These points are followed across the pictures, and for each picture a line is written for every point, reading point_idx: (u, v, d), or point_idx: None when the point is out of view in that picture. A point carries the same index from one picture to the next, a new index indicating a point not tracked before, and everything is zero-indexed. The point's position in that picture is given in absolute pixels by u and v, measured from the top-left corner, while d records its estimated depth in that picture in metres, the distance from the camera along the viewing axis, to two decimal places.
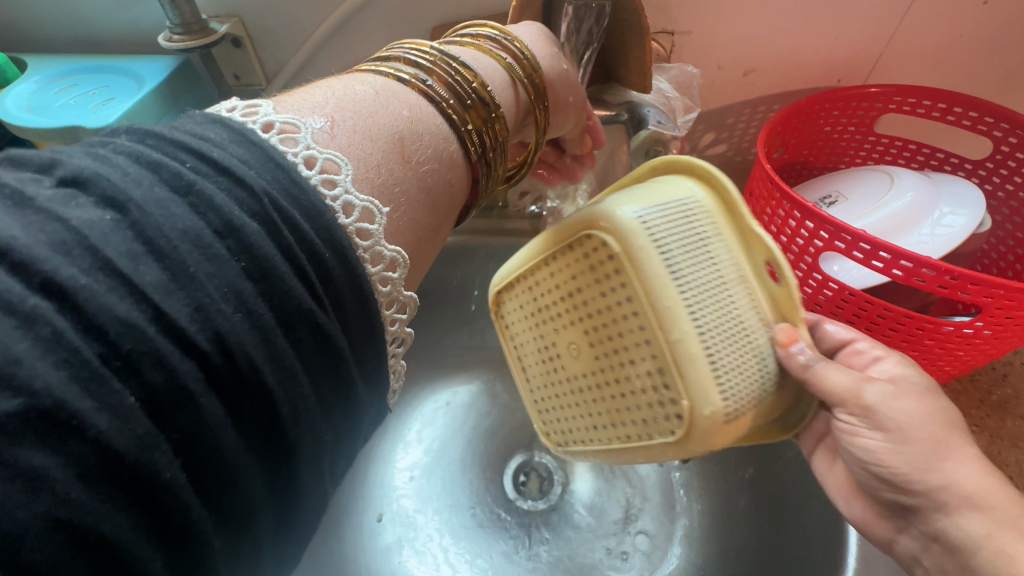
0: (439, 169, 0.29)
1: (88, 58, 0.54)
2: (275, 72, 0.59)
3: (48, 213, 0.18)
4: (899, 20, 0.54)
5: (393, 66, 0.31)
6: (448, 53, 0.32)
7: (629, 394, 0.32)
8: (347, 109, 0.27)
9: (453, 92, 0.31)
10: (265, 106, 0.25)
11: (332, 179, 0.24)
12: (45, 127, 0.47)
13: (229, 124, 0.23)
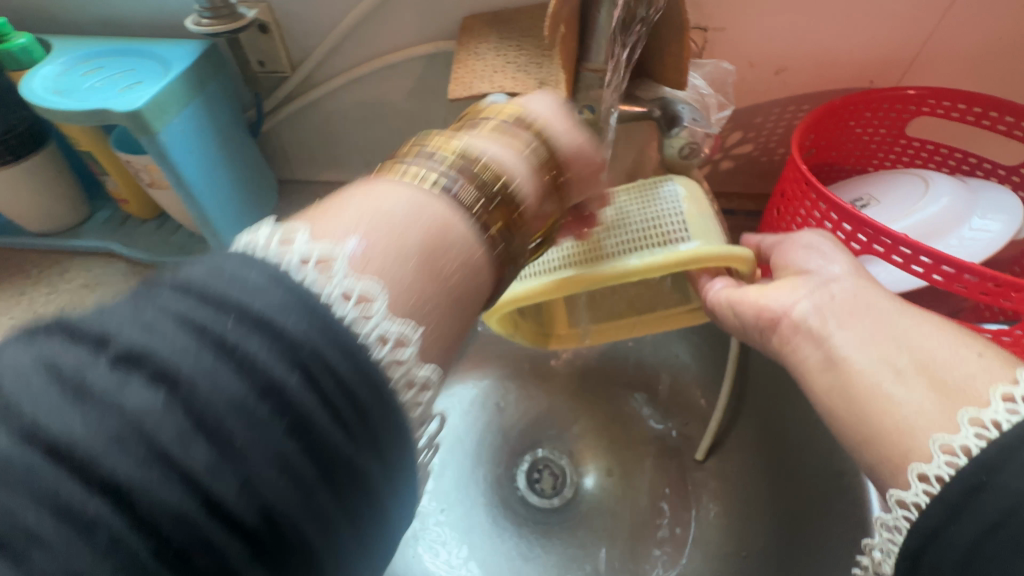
0: (469, 272, 0.27)
1: (114, 42, 0.53)
2: (301, 60, 0.59)
3: (106, 403, 0.17)
4: (937, 21, 0.53)
5: (405, 170, 0.28)
6: (464, 153, 0.29)
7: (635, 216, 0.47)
8: (374, 221, 0.24)
9: (474, 200, 0.28)
10: (303, 236, 0.23)
11: (370, 308, 0.22)
12: (70, 109, 0.46)
13: (269, 266, 0.21)
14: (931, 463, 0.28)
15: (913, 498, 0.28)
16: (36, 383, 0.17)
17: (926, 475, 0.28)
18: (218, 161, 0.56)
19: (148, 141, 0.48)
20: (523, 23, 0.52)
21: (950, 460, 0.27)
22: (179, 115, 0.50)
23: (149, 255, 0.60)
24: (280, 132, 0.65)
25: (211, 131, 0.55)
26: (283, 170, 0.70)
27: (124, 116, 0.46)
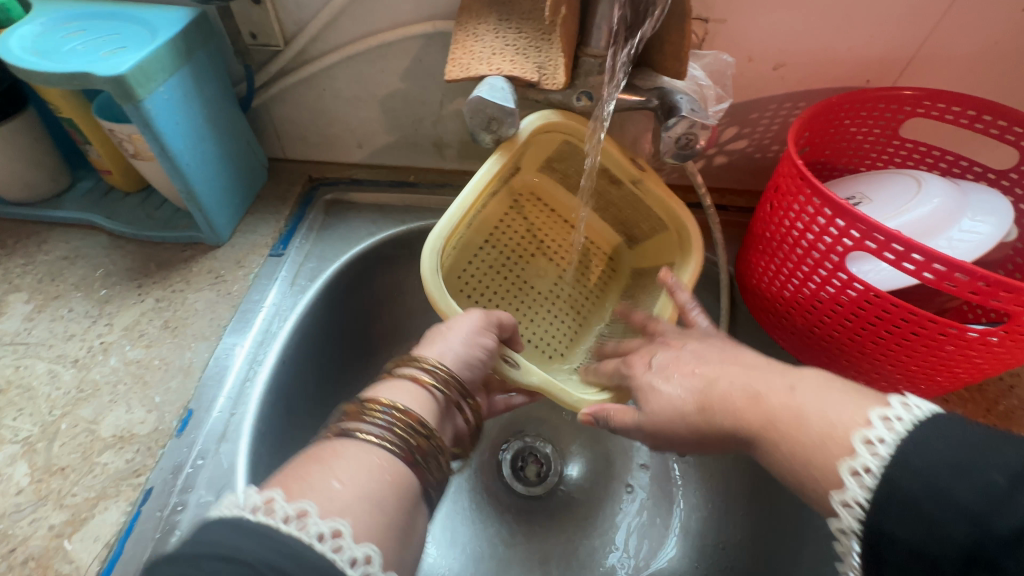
0: (406, 525, 0.31)
1: (99, 5, 0.51)
2: (294, 34, 0.57)
3: None
4: (935, 23, 0.53)
5: (355, 425, 0.34)
6: (397, 407, 0.36)
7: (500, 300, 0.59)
8: (366, 505, 0.29)
9: (405, 444, 0.34)
10: (312, 510, 0.27)
11: (352, 556, 0.26)
12: (50, 71, 0.44)
13: (267, 539, 0.25)
14: (857, 458, 0.27)
15: (854, 496, 0.27)
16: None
17: (854, 468, 0.27)
18: (205, 134, 0.55)
19: (133, 109, 0.46)
20: (522, 5, 0.51)
21: (878, 438, 0.27)
22: (165, 83, 0.48)
23: (131, 228, 0.59)
24: (271, 108, 0.64)
25: (198, 102, 0.53)
26: (273, 148, 0.68)
27: (107, 81, 0.44)
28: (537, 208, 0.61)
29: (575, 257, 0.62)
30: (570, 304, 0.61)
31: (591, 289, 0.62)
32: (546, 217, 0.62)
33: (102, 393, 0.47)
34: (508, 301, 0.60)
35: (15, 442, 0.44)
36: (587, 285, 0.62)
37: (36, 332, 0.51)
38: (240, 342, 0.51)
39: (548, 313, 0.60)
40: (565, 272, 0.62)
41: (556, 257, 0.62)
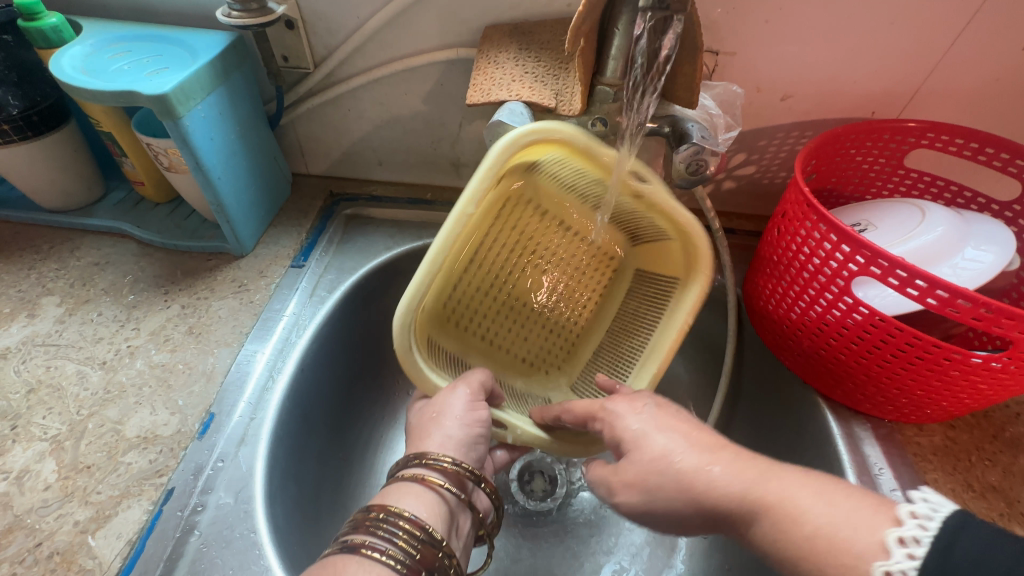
0: None
1: (143, 28, 0.54)
2: (323, 57, 0.60)
3: None
4: (937, 60, 0.55)
5: (361, 537, 0.36)
6: (402, 517, 0.37)
7: (487, 325, 0.57)
8: None
9: (412, 561, 0.35)
10: None
11: None
12: (98, 89, 0.47)
13: None
14: (891, 559, 0.25)
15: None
16: None
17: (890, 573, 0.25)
18: (236, 150, 0.57)
19: (172, 126, 0.49)
20: (542, 35, 0.54)
21: (918, 523, 0.26)
22: (202, 102, 0.51)
23: (160, 237, 0.61)
24: (297, 126, 0.67)
25: (231, 119, 0.56)
26: (297, 163, 0.71)
27: (151, 100, 0.47)
28: (525, 212, 0.53)
29: (570, 261, 0.58)
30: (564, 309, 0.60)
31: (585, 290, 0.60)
32: (536, 219, 0.54)
33: (127, 394, 0.49)
34: (499, 322, 0.57)
35: (44, 440, 0.45)
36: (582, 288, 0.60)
37: (66, 334, 0.53)
38: (261, 349, 0.53)
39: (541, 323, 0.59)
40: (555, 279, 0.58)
41: (547, 262, 0.57)
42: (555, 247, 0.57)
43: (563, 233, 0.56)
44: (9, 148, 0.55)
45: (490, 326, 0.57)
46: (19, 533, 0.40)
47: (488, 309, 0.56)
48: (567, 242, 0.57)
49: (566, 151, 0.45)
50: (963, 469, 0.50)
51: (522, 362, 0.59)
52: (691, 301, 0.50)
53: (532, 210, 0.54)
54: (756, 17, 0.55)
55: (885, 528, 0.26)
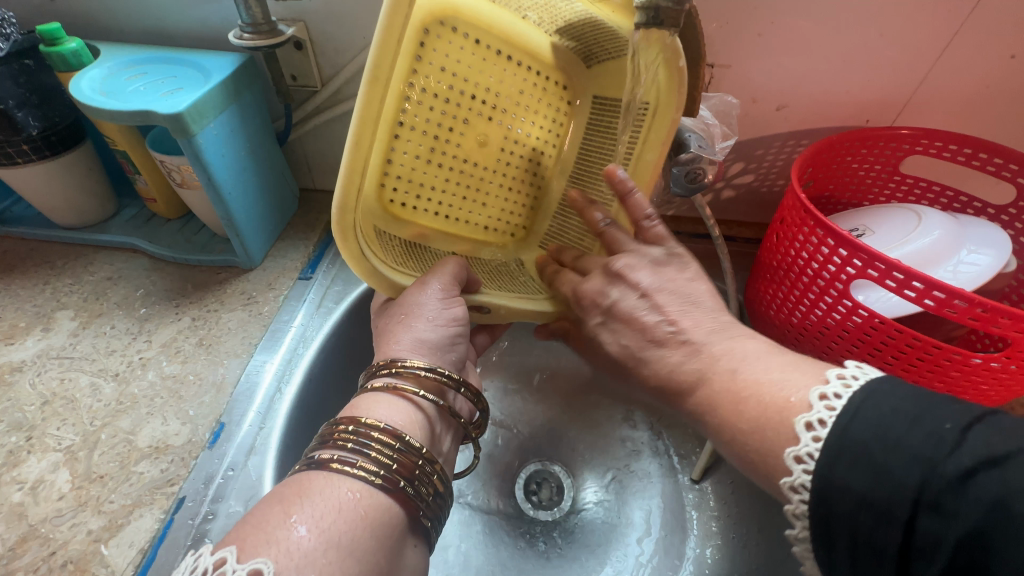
0: (378, 551, 0.30)
1: (159, 51, 0.57)
2: (331, 76, 0.63)
3: None
4: (927, 70, 0.57)
5: (332, 452, 0.33)
6: (374, 426, 0.35)
7: (437, 207, 0.49)
8: (319, 532, 0.28)
9: (389, 472, 0.33)
10: (231, 559, 0.27)
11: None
12: (115, 109, 0.49)
13: None
14: (800, 444, 0.29)
15: (800, 482, 0.29)
16: None
17: (800, 456, 0.29)
18: (246, 166, 0.59)
19: (185, 143, 0.51)
20: None
21: (844, 382, 0.30)
22: (215, 120, 0.53)
23: (170, 251, 0.63)
24: (305, 143, 0.69)
25: (242, 137, 0.58)
26: (304, 178, 0.73)
27: (166, 118, 0.49)
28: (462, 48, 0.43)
29: (521, 110, 0.49)
30: (523, 157, 0.51)
31: (542, 128, 0.51)
32: (471, 54, 0.44)
33: (140, 405, 0.50)
34: (445, 192, 0.49)
35: (58, 451, 0.46)
36: (538, 132, 0.51)
37: (80, 347, 0.54)
38: (269, 359, 0.54)
39: (497, 184, 0.52)
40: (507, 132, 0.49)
41: (499, 111, 0.48)
42: (505, 92, 0.47)
43: (509, 71, 0.46)
44: (27, 168, 0.57)
45: (442, 213, 0.50)
46: (34, 542, 0.41)
47: (440, 196, 0.49)
48: (519, 79, 0.47)
49: None
50: None
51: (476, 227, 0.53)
52: (662, 136, 0.43)
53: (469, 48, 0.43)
54: (748, 31, 0.57)
55: (796, 415, 0.30)
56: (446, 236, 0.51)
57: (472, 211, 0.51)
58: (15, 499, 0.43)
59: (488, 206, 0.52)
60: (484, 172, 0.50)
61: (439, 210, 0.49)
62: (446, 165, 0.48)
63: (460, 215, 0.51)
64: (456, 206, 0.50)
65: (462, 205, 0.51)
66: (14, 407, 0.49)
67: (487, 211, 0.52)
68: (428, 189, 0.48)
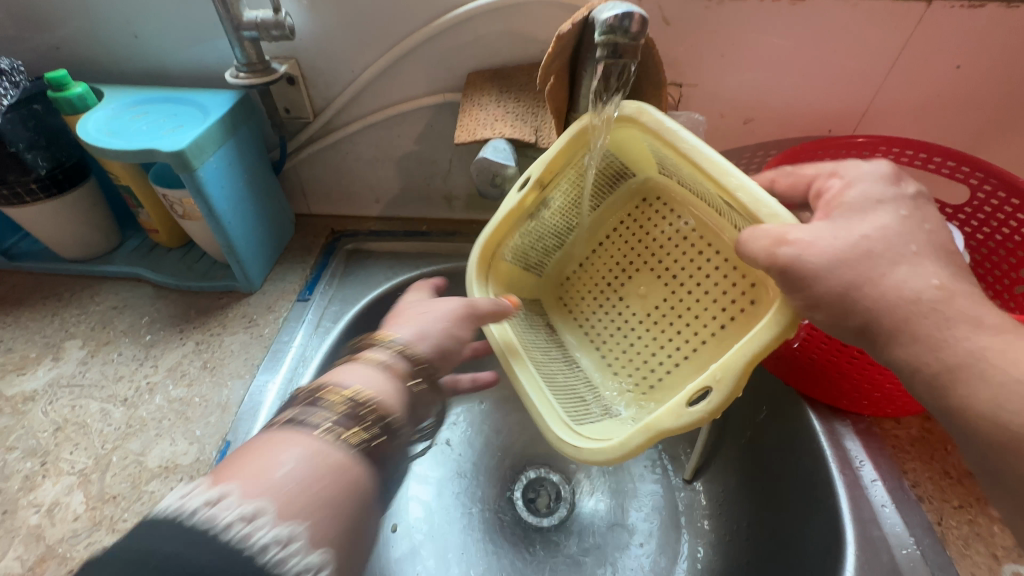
0: (346, 500, 0.31)
1: (159, 91, 0.60)
2: (323, 107, 0.66)
3: None
4: (880, 82, 0.61)
5: (317, 398, 0.35)
6: (342, 395, 0.35)
7: (666, 348, 0.54)
8: (299, 508, 0.28)
9: (348, 418, 0.34)
10: (232, 497, 0.27)
11: (255, 522, 0.27)
12: (121, 149, 0.52)
13: (180, 526, 0.26)
14: None
15: None
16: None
17: None
18: (245, 196, 0.62)
19: (187, 177, 0.54)
20: (520, 78, 0.59)
21: None
22: (214, 155, 0.56)
23: (173, 279, 0.66)
24: (300, 170, 0.72)
25: (240, 169, 0.61)
26: (300, 204, 0.76)
27: (169, 155, 0.52)
28: (576, 290, 0.61)
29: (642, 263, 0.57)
30: (674, 326, 0.54)
31: (672, 297, 0.55)
32: (593, 301, 0.59)
33: (148, 428, 0.52)
34: (649, 331, 0.55)
35: (71, 474, 0.48)
36: (672, 301, 0.55)
37: (89, 375, 0.57)
38: (271, 379, 0.56)
39: (663, 336, 0.54)
40: (639, 314, 0.56)
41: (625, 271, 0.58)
42: (615, 272, 0.59)
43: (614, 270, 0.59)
44: (36, 206, 0.60)
45: (664, 347, 0.54)
46: (52, 561, 0.43)
47: (671, 353, 0.53)
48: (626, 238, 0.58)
49: (502, 238, 0.53)
50: (939, 457, 0.51)
51: (695, 356, 0.52)
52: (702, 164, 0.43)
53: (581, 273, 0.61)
54: (712, 52, 0.61)
55: None
56: (707, 359, 0.51)
57: (693, 318, 0.53)
58: (32, 522, 0.45)
59: (699, 308, 0.53)
60: (642, 290, 0.57)
61: (672, 351, 0.53)
62: (617, 348, 0.57)
63: (659, 334, 0.55)
64: (665, 334, 0.54)
65: (665, 330, 0.54)
66: (27, 434, 0.51)
67: (700, 317, 0.53)
68: (637, 368, 0.55)
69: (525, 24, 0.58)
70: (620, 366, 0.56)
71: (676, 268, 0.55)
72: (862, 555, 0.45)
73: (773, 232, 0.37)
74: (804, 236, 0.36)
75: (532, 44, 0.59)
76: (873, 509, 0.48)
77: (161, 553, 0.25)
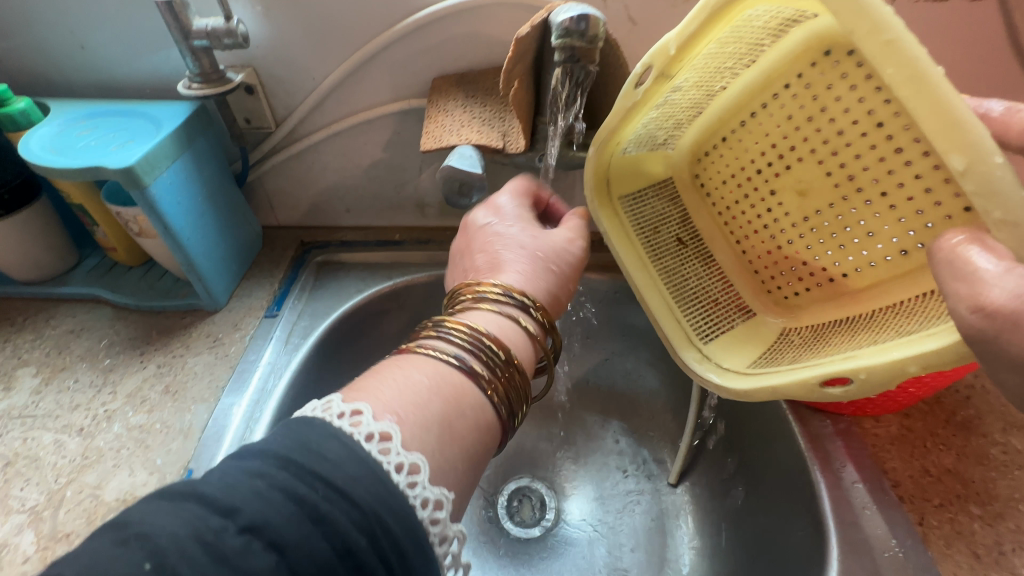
0: (479, 436, 0.34)
1: (109, 104, 0.58)
2: (284, 116, 0.64)
3: (238, 571, 0.22)
4: None
5: (441, 347, 0.35)
6: (480, 336, 0.36)
7: (812, 250, 0.44)
8: (431, 426, 0.31)
9: (469, 353, 0.35)
10: (368, 414, 0.29)
11: (387, 447, 0.28)
12: (65, 166, 0.50)
13: (343, 438, 0.28)
14: None
15: None
16: (190, 549, 0.22)
17: None
18: (204, 211, 0.60)
19: (138, 194, 0.52)
20: (485, 82, 0.58)
21: None
22: (168, 169, 0.54)
23: (133, 299, 0.63)
24: (264, 181, 0.70)
25: (198, 182, 0.58)
26: (267, 216, 0.74)
27: (117, 172, 0.50)
28: (716, 170, 0.48)
29: (803, 151, 0.42)
30: (834, 236, 0.42)
31: (842, 203, 0.41)
32: (726, 185, 0.48)
33: (105, 458, 0.49)
34: (785, 236, 0.46)
35: (21, 512, 0.46)
36: (841, 206, 0.41)
37: (42, 404, 0.54)
38: (237, 402, 0.54)
39: (808, 239, 0.44)
40: (791, 216, 0.44)
41: (776, 159, 0.44)
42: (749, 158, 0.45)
43: (762, 154, 0.44)
44: None
45: (812, 246, 0.44)
46: None
47: (812, 258, 0.45)
48: (781, 109, 0.42)
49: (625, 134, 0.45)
50: (920, 454, 0.50)
51: (850, 279, 0.43)
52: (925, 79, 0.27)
53: (720, 152, 0.47)
54: None
55: None
56: (881, 282, 0.41)
57: (845, 228, 0.41)
58: None
59: (839, 207, 0.41)
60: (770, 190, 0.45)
61: (817, 251, 0.44)
62: (754, 245, 0.48)
63: (805, 233, 0.44)
64: (803, 235, 0.44)
65: (802, 228, 0.44)
66: None
67: (838, 221, 0.42)
68: (771, 265, 0.48)
69: (490, 26, 0.56)
70: (770, 267, 0.48)
71: (858, 161, 0.39)
72: (844, 559, 0.44)
73: (968, 290, 0.27)
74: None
75: (497, 47, 0.58)
76: (854, 511, 0.47)
77: (335, 484, 0.25)
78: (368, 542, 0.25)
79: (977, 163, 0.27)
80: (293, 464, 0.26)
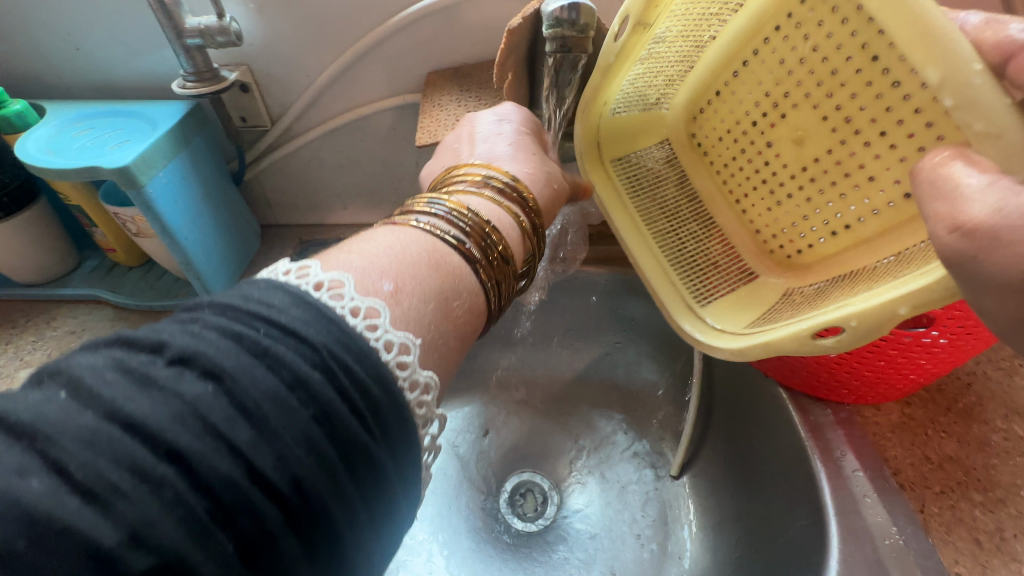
0: (470, 318, 0.32)
1: (106, 105, 0.58)
2: (280, 114, 0.64)
3: (166, 391, 0.19)
4: None
5: (437, 225, 0.32)
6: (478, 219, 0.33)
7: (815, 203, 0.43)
8: (428, 309, 0.29)
9: (480, 251, 0.33)
10: (383, 318, 0.26)
11: (403, 361, 0.25)
12: (61, 167, 0.50)
13: (290, 289, 0.24)
14: None
15: None
16: (109, 378, 0.19)
17: None
18: (202, 210, 0.60)
19: (135, 194, 0.52)
20: (480, 76, 0.58)
21: None
22: (163, 169, 0.54)
23: (133, 299, 0.63)
24: (261, 180, 0.70)
25: (194, 181, 0.58)
26: (265, 215, 0.74)
27: (112, 172, 0.50)
28: (714, 124, 0.48)
29: (796, 97, 0.41)
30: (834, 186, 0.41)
31: (841, 147, 0.39)
32: (725, 142, 0.47)
33: None
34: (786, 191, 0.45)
35: None
36: (834, 160, 0.40)
37: None
38: None
39: (808, 192, 0.43)
40: (789, 168, 0.43)
41: (770, 110, 0.43)
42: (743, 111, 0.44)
43: (755, 105, 0.43)
44: None
45: (814, 199, 0.43)
46: None
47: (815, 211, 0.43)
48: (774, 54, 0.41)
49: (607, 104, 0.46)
50: (921, 442, 0.50)
51: (851, 231, 0.41)
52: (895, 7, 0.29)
53: (716, 106, 0.47)
54: None
55: None
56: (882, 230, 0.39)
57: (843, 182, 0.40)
58: None
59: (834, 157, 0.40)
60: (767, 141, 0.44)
61: (821, 203, 0.42)
62: (756, 202, 0.47)
63: (804, 187, 0.43)
64: (802, 188, 0.43)
65: (800, 180, 0.43)
66: None
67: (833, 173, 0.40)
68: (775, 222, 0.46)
69: (484, 20, 0.56)
70: (772, 224, 0.47)
71: (855, 103, 0.37)
72: (844, 547, 0.44)
73: (946, 208, 0.24)
74: (1005, 225, 0.22)
75: (492, 41, 0.58)
76: (855, 500, 0.47)
77: (279, 324, 0.22)
78: (323, 376, 0.22)
79: (955, 74, 0.27)
80: (231, 310, 0.23)
